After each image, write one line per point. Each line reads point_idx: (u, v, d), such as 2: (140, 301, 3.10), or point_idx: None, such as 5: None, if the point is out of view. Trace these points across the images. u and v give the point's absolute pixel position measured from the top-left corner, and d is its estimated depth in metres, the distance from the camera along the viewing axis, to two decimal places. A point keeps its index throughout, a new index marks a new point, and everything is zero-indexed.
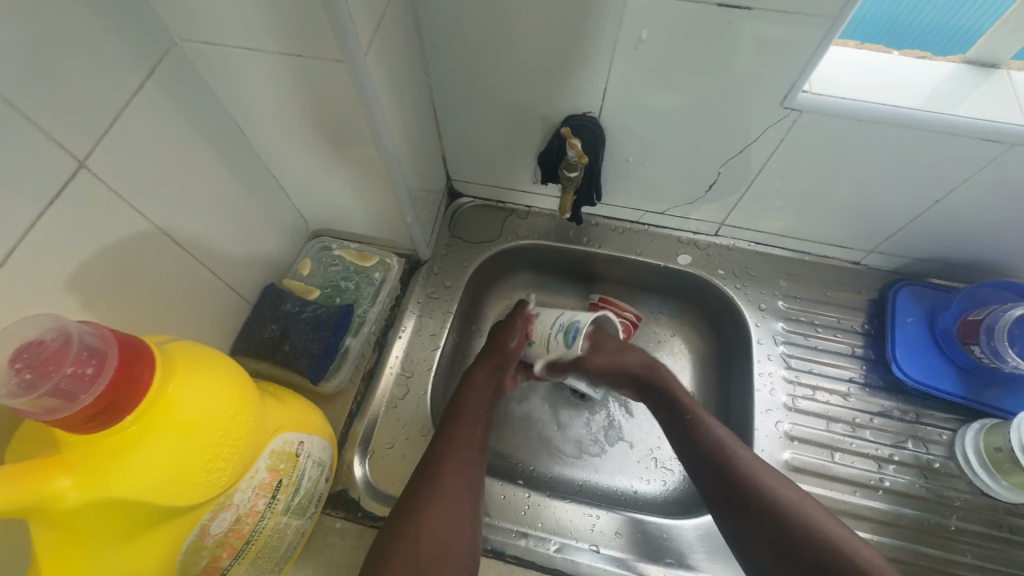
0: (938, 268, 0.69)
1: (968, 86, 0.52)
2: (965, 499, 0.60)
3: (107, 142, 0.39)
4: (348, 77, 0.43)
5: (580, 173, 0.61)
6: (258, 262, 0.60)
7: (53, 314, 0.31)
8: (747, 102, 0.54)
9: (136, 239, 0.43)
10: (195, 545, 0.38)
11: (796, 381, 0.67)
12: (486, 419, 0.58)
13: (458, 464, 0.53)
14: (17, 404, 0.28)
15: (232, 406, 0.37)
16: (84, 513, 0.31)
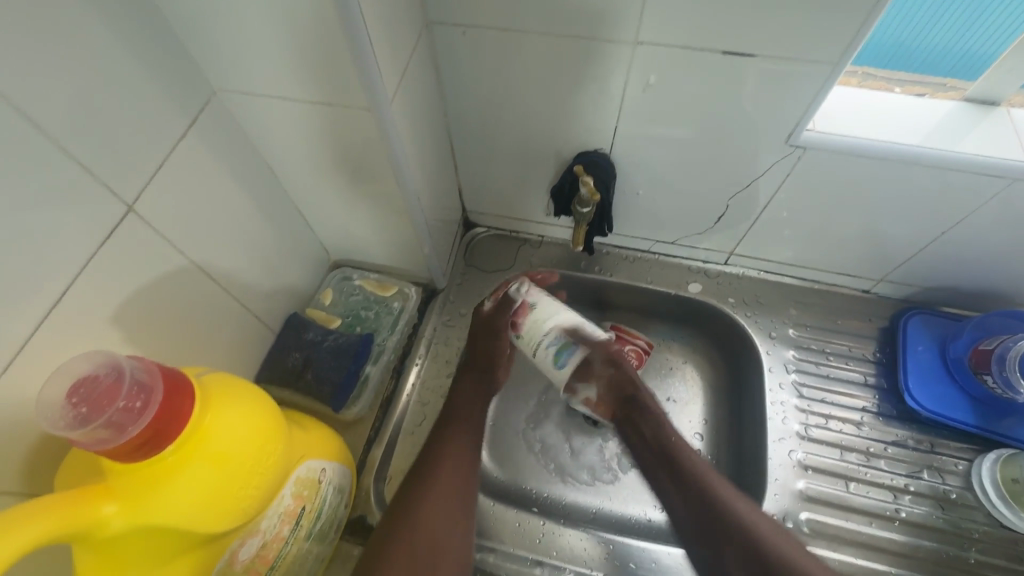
0: (948, 297, 0.70)
1: (969, 121, 0.54)
2: (984, 531, 0.60)
3: (153, 187, 0.42)
4: (374, 123, 0.46)
5: (592, 210, 0.63)
6: (283, 292, 0.63)
7: (106, 350, 0.33)
8: (753, 139, 0.56)
9: (175, 275, 0.46)
10: (225, 570, 0.40)
11: (808, 410, 0.67)
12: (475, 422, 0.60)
13: (447, 480, 0.54)
14: (72, 436, 0.30)
15: (262, 434, 0.38)
16: (126, 536, 0.33)
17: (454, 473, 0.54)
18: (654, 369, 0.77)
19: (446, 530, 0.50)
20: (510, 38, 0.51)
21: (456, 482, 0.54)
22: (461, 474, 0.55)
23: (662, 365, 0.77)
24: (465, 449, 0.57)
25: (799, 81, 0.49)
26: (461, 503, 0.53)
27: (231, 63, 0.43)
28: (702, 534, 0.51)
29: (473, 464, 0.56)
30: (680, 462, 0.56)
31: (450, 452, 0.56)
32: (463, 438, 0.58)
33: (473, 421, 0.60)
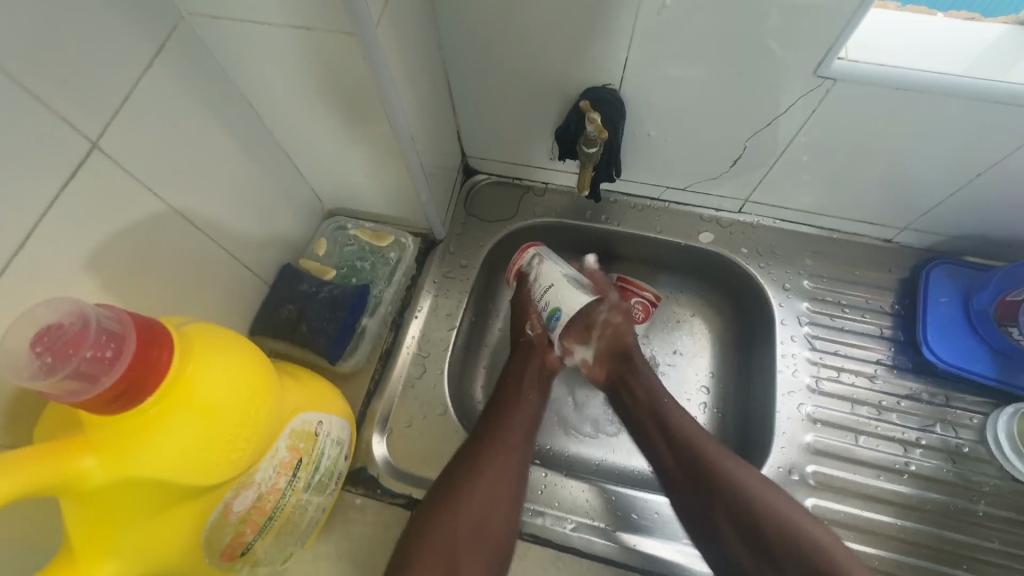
0: (974, 246, 0.66)
1: (1020, 49, 0.48)
2: (994, 485, 0.58)
3: (119, 122, 0.39)
4: (359, 51, 0.42)
5: (599, 150, 0.59)
6: (274, 242, 0.60)
7: (71, 297, 0.31)
8: (777, 71, 0.51)
9: (152, 220, 0.43)
10: (220, 521, 0.39)
11: (820, 363, 0.65)
12: (532, 403, 0.62)
13: (492, 474, 0.54)
14: (39, 387, 0.28)
15: (251, 387, 0.37)
16: (109, 489, 0.32)
17: (500, 464, 0.55)
18: (662, 323, 0.76)
19: (485, 524, 0.52)
20: None
21: (501, 474, 0.55)
22: (508, 476, 0.55)
23: (669, 319, 0.76)
24: (515, 436, 0.58)
25: (835, 4, 0.43)
26: (506, 502, 0.54)
27: None
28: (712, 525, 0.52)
29: (517, 467, 0.56)
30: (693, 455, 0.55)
31: (493, 454, 0.56)
32: (507, 438, 0.57)
33: (520, 420, 0.59)
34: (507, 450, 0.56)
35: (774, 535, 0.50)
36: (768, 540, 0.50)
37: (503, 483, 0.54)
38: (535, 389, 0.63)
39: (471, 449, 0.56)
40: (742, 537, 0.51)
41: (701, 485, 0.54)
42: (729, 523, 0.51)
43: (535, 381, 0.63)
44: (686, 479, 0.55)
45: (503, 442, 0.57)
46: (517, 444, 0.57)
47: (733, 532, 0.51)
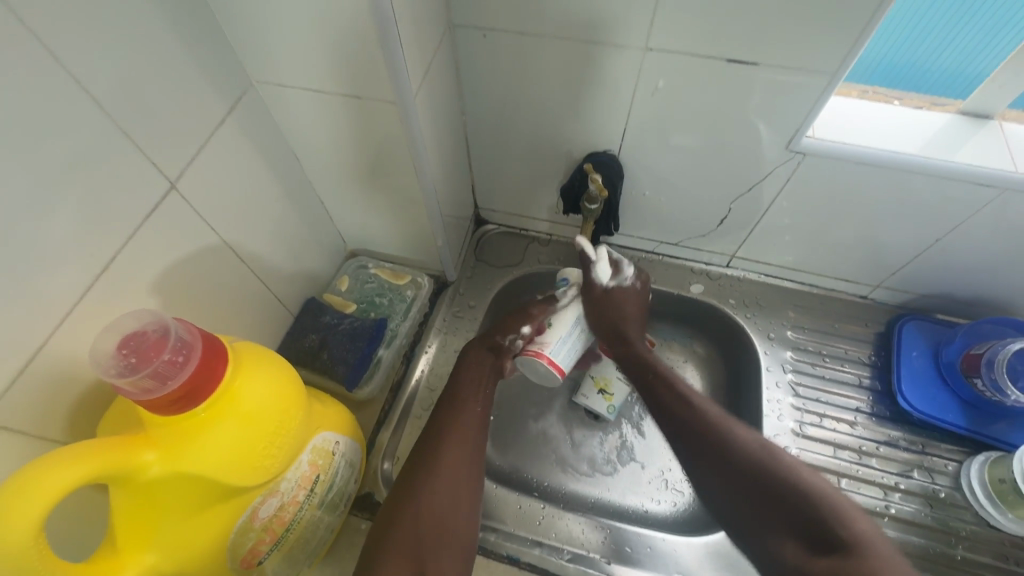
0: (941, 304, 0.72)
1: (963, 136, 0.57)
2: (972, 530, 0.61)
3: (194, 167, 0.45)
4: (398, 115, 0.50)
5: (599, 207, 0.66)
6: (302, 276, 0.65)
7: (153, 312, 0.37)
8: (755, 144, 0.59)
9: (207, 252, 0.49)
10: (246, 526, 0.42)
11: (803, 408, 0.69)
12: (485, 396, 0.63)
13: (452, 469, 0.55)
14: (119, 384, 0.32)
15: (287, 399, 0.42)
16: (160, 484, 0.35)
17: (458, 460, 0.56)
18: None
19: (447, 519, 0.52)
20: (527, 42, 0.55)
21: (461, 469, 0.56)
22: (466, 471, 0.56)
23: None
24: (471, 431, 0.59)
25: (800, 90, 0.52)
26: (466, 498, 0.54)
27: (267, 55, 0.46)
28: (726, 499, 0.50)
29: (476, 473, 0.57)
30: (711, 446, 0.53)
31: (448, 456, 0.56)
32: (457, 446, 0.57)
33: (475, 420, 0.60)
34: (464, 443, 0.57)
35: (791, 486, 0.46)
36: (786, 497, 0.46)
37: (463, 490, 0.55)
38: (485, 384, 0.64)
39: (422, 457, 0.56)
40: (752, 497, 0.48)
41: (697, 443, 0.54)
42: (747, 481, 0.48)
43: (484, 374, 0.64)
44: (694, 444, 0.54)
45: (460, 437, 0.58)
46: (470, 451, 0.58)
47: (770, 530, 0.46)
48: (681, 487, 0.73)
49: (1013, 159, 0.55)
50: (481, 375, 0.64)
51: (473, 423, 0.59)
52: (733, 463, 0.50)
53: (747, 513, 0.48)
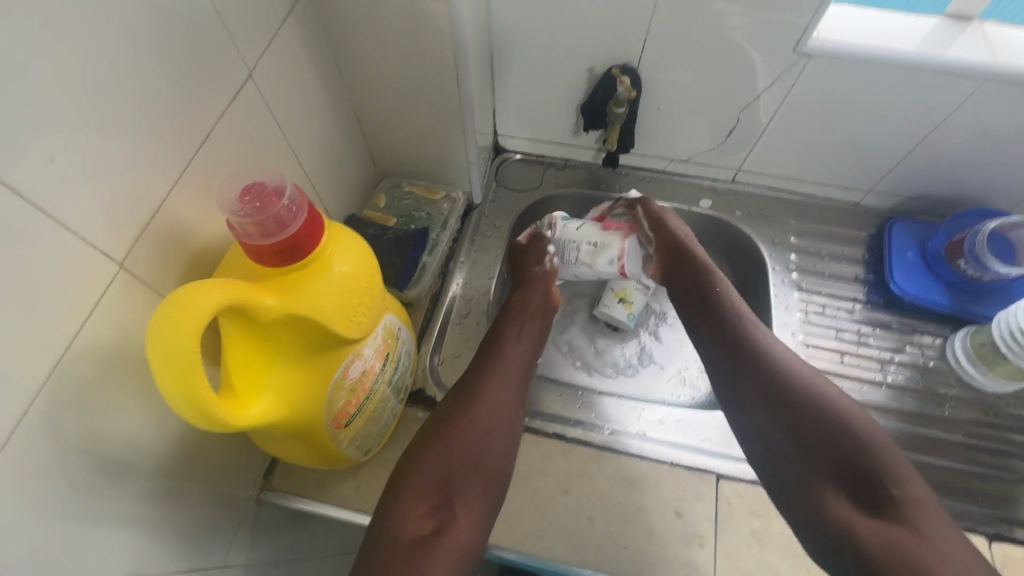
0: (925, 205, 0.80)
1: (951, 35, 0.63)
2: (956, 392, 0.69)
3: (266, 60, 0.48)
4: (448, 15, 0.53)
5: (626, 110, 0.73)
6: (343, 192, 0.69)
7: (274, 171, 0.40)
8: (767, 47, 0.64)
9: (274, 148, 0.52)
10: (339, 382, 0.46)
11: (808, 300, 0.76)
12: (528, 334, 0.67)
13: (488, 403, 0.58)
14: (233, 220, 0.37)
15: (371, 268, 0.46)
16: (274, 327, 0.39)
17: (495, 396, 0.59)
18: None
19: (479, 452, 0.55)
20: None
21: (494, 404, 0.58)
22: (502, 406, 0.59)
23: None
24: (512, 368, 0.62)
25: None
26: (500, 430, 0.57)
27: None
28: (763, 432, 0.55)
29: (514, 407, 0.59)
30: (745, 357, 0.58)
31: (489, 391, 0.59)
32: (495, 398, 0.59)
33: (517, 357, 0.63)
34: (503, 379, 0.61)
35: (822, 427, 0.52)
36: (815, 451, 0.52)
37: (495, 441, 0.56)
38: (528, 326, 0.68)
39: (463, 401, 0.58)
40: (786, 431, 0.53)
41: (743, 362, 0.57)
42: (779, 442, 0.54)
43: (529, 315, 0.68)
44: (735, 372, 0.58)
45: (500, 374, 0.61)
46: (507, 407, 0.59)
47: (817, 476, 0.51)
48: (699, 381, 0.80)
49: (994, 52, 0.61)
50: (524, 313, 0.68)
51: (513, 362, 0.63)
52: (812, 425, 0.53)
53: (774, 446, 0.54)
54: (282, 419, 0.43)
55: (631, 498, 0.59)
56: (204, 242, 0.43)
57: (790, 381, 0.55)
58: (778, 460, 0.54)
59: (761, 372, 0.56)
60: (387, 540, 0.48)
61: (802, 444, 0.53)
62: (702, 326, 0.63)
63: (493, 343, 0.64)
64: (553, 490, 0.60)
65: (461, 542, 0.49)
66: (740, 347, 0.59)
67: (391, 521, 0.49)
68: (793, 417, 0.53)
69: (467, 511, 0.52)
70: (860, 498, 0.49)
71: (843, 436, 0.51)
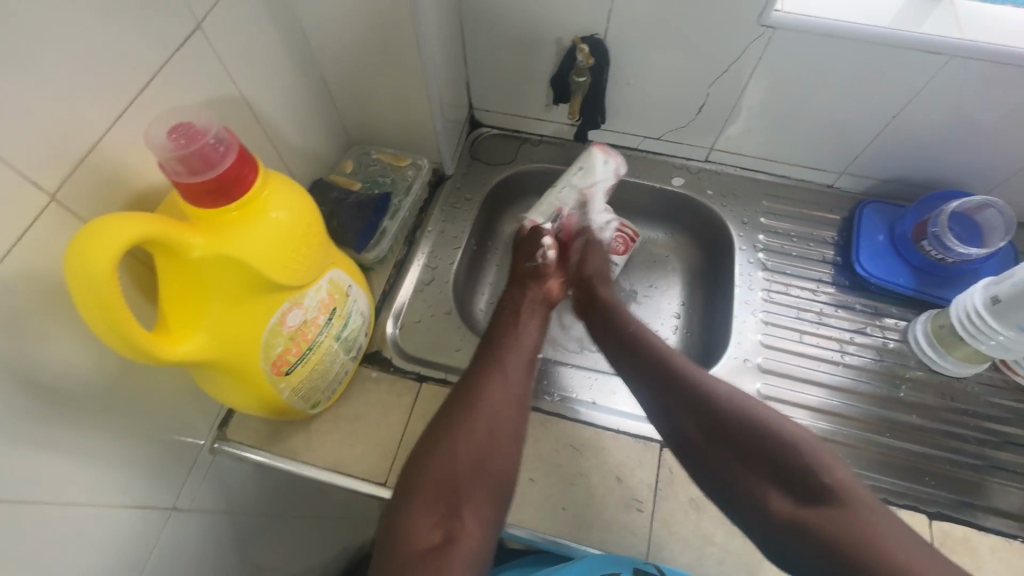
0: (899, 188, 0.79)
1: (921, 10, 0.62)
2: (915, 374, 0.69)
3: (216, 12, 0.49)
4: None
5: (588, 79, 0.72)
6: (308, 156, 0.70)
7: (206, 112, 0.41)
8: (732, 18, 0.63)
9: (227, 100, 0.53)
10: (276, 329, 0.48)
11: (772, 279, 0.76)
12: (535, 338, 0.67)
13: (488, 407, 0.57)
14: (162, 158, 0.38)
15: (311, 218, 0.47)
16: (202, 266, 0.41)
17: (494, 399, 0.58)
18: (640, 261, 0.87)
19: (483, 459, 0.54)
20: None
21: (496, 407, 0.57)
22: (502, 408, 0.58)
23: (647, 257, 0.87)
24: (515, 369, 0.61)
25: None
26: (504, 434, 0.56)
27: None
28: (690, 439, 0.56)
29: (518, 409, 0.58)
30: (658, 366, 0.60)
31: (488, 393, 0.58)
32: (494, 404, 0.57)
33: (518, 356, 0.63)
34: (503, 381, 0.60)
35: (745, 435, 0.53)
36: (753, 456, 0.53)
37: (496, 447, 0.55)
38: (531, 329, 0.67)
39: (460, 410, 0.57)
40: (717, 439, 0.55)
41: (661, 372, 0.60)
42: (721, 453, 0.54)
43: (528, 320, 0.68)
44: (651, 378, 0.60)
45: (500, 376, 0.60)
46: (506, 409, 0.58)
47: (761, 478, 0.52)
48: None
49: (961, 28, 0.60)
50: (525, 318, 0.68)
51: (515, 364, 0.62)
52: (749, 435, 0.53)
53: (717, 457, 0.54)
54: (217, 359, 0.45)
55: (573, 462, 0.60)
56: (145, 186, 0.45)
57: (731, 410, 0.55)
58: (716, 469, 0.54)
59: (677, 388, 0.58)
60: (401, 553, 0.48)
61: (737, 451, 0.53)
62: (638, 373, 0.61)
63: (495, 347, 0.63)
64: None
65: (473, 545, 0.49)
66: (653, 365, 0.61)
67: (402, 532, 0.49)
68: (722, 421, 0.55)
69: (474, 519, 0.51)
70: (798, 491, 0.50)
71: (796, 459, 0.51)
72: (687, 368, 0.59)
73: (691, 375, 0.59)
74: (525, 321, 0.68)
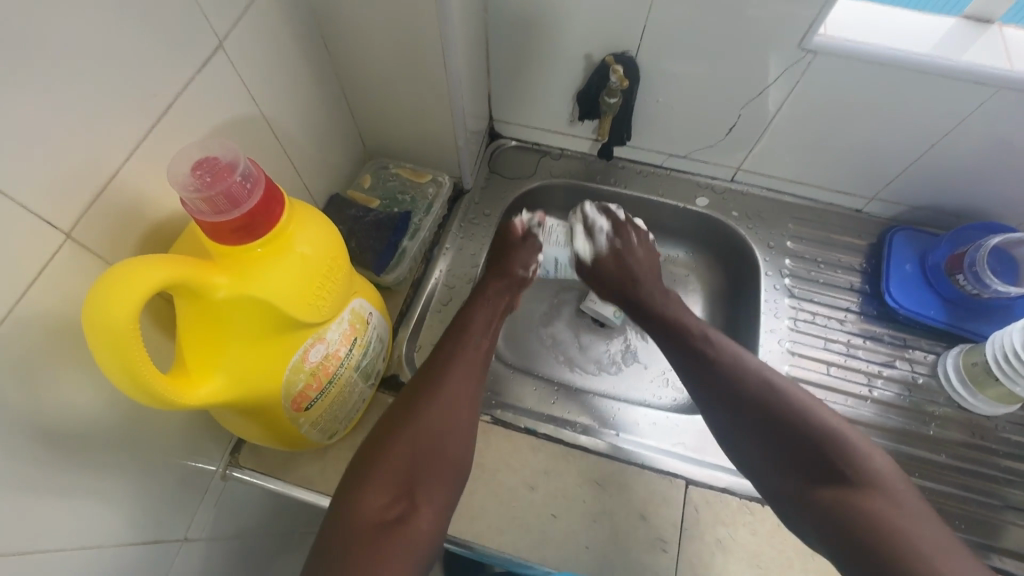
0: (930, 216, 0.77)
1: (968, 38, 0.60)
2: (944, 411, 0.67)
3: (237, 29, 0.46)
4: None
5: (619, 100, 0.70)
6: (325, 170, 0.67)
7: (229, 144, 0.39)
8: (772, 41, 0.61)
9: (246, 120, 0.50)
10: (298, 365, 0.45)
11: (798, 307, 0.74)
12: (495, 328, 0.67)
13: (446, 394, 0.57)
14: (187, 196, 0.35)
15: (336, 249, 0.45)
16: (225, 306, 0.38)
17: (453, 386, 0.58)
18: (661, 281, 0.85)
19: (439, 444, 0.54)
20: None
21: (454, 394, 0.57)
22: (462, 398, 0.58)
23: (668, 277, 0.85)
24: (474, 359, 0.61)
25: None
26: (461, 423, 0.56)
27: None
28: (732, 424, 0.57)
29: (474, 399, 0.58)
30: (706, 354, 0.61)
31: (449, 382, 0.58)
32: (452, 397, 0.57)
33: (480, 347, 0.63)
34: (463, 369, 0.60)
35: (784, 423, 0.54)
36: (789, 440, 0.53)
37: (451, 433, 0.55)
38: (494, 317, 0.67)
39: (420, 397, 0.56)
40: (755, 427, 0.55)
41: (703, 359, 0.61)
42: (756, 441, 0.55)
43: (494, 311, 0.67)
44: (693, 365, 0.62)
45: (461, 364, 0.60)
46: (466, 404, 0.57)
47: (794, 466, 0.53)
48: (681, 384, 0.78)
49: (1011, 59, 0.58)
50: (491, 307, 0.67)
51: (475, 354, 0.62)
52: (789, 424, 0.54)
53: (751, 442, 0.55)
54: (236, 399, 0.42)
55: (596, 498, 0.59)
56: (163, 216, 0.42)
57: (761, 396, 0.56)
58: (750, 454, 0.55)
59: (722, 374, 0.59)
60: (345, 527, 0.47)
61: (772, 438, 0.54)
62: (679, 356, 0.64)
63: (456, 335, 0.63)
64: (518, 485, 0.59)
65: (424, 529, 0.49)
66: (704, 350, 0.62)
67: (350, 508, 0.48)
68: (763, 406, 0.56)
69: (428, 505, 0.50)
70: (823, 476, 0.51)
71: (827, 444, 0.52)
72: (734, 355, 0.60)
73: (736, 359, 0.60)
74: (491, 309, 0.67)
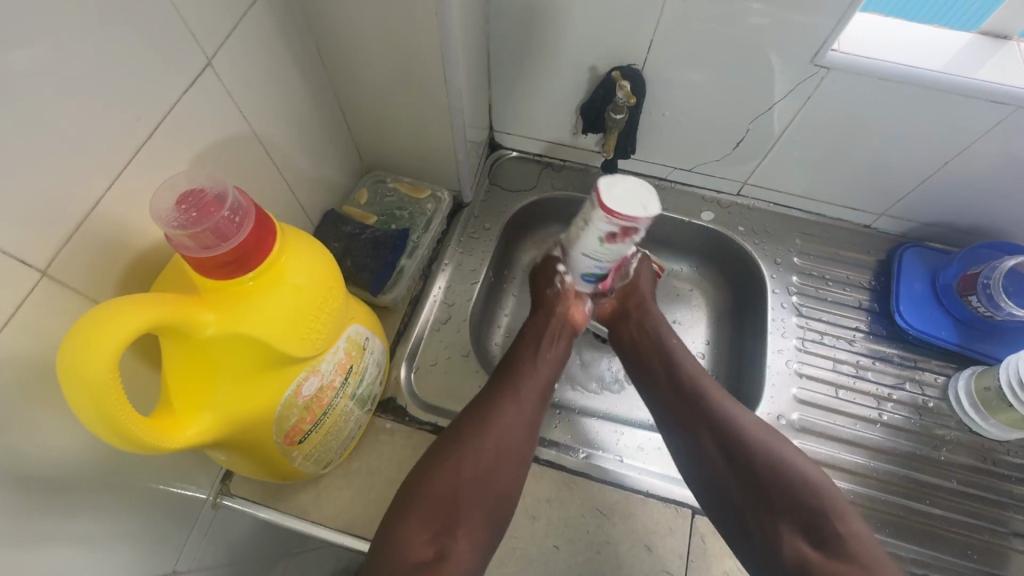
0: (940, 233, 0.75)
1: (986, 53, 0.58)
2: (954, 435, 0.66)
3: (228, 46, 0.44)
4: (433, 8, 0.49)
5: (626, 117, 0.68)
6: (320, 185, 0.65)
7: (215, 174, 0.37)
8: (783, 56, 0.59)
9: (238, 138, 0.48)
10: (291, 400, 0.43)
11: (806, 327, 0.72)
12: (552, 356, 0.64)
13: (499, 429, 0.55)
14: (174, 234, 0.33)
15: (330, 279, 0.43)
16: (213, 345, 0.36)
17: (507, 420, 0.56)
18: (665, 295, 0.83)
19: (486, 480, 0.52)
20: None
21: (508, 429, 0.56)
22: (513, 433, 0.55)
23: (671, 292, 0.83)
24: (529, 391, 0.60)
25: None
26: (512, 459, 0.54)
27: None
28: (711, 463, 0.55)
29: (529, 434, 0.57)
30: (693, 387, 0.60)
31: (503, 415, 0.56)
32: (504, 432, 0.55)
33: (538, 378, 0.61)
34: (515, 401, 0.58)
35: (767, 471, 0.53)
36: (770, 488, 0.52)
37: (500, 469, 0.53)
38: (548, 344, 0.65)
39: (468, 428, 0.55)
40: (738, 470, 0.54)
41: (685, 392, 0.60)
42: (739, 486, 0.54)
43: (544, 337, 0.65)
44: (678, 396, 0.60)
45: (514, 395, 0.58)
46: (519, 439, 0.56)
47: (778, 521, 0.51)
48: None
49: None
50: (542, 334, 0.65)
51: (532, 386, 0.60)
52: (775, 473, 0.53)
53: (728, 484, 0.54)
54: (225, 437, 0.40)
55: (600, 529, 0.57)
56: (148, 244, 0.40)
57: (751, 439, 0.55)
58: (726, 497, 0.54)
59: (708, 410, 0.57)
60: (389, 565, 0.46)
61: (753, 484, 0.53)
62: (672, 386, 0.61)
63: (516, 364, 0.62)
64: (519, 515, 0.57)
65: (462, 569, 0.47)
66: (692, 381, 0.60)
67: (392, 547, 0.47)
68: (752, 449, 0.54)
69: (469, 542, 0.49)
70: (810, 533, 0.50)
71: (809, 499, 0.51)
72: None
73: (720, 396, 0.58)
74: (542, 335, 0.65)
